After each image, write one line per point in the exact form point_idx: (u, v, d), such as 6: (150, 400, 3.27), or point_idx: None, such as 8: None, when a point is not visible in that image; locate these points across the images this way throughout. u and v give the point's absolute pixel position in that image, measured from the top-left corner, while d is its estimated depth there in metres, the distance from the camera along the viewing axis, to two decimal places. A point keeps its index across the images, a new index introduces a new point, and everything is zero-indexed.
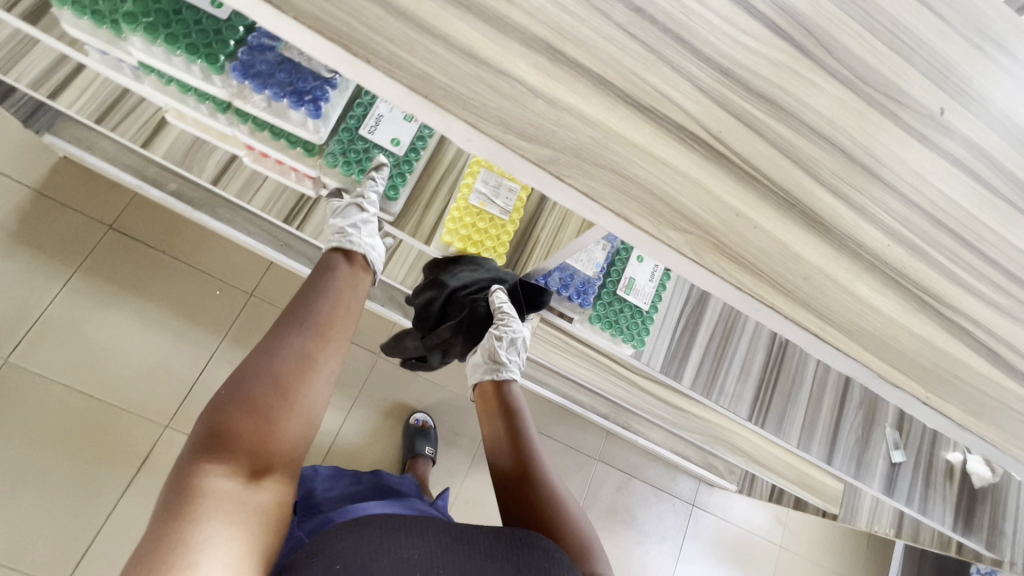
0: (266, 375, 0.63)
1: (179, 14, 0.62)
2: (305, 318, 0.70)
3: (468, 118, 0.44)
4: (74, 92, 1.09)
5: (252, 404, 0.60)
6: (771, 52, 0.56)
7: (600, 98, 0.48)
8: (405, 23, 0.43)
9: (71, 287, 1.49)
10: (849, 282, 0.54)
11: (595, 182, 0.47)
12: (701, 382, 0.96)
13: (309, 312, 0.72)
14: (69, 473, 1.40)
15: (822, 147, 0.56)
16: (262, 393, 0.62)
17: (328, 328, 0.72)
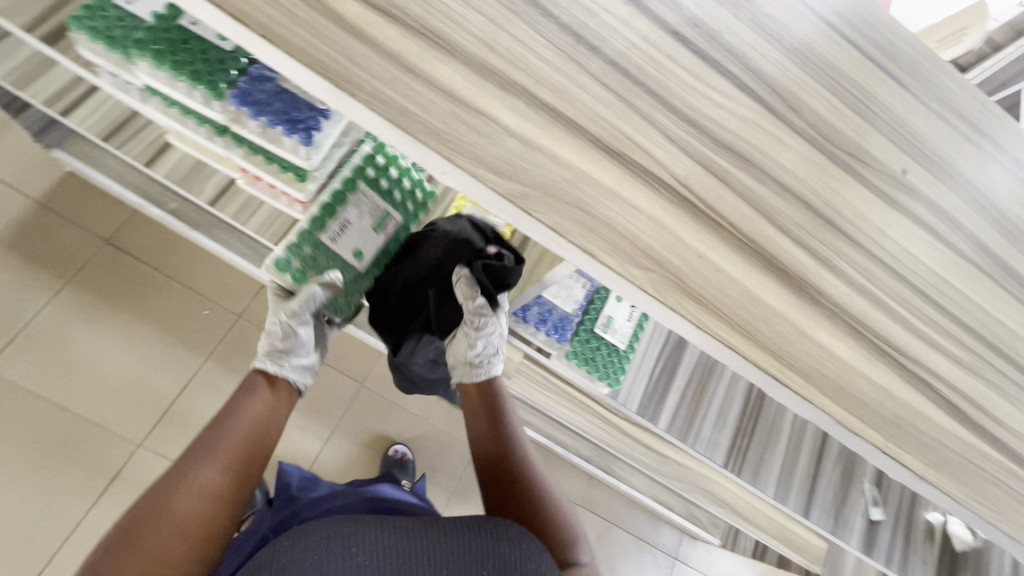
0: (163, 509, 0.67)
1: (186, 44, 0.64)
2: (210, 448, 0.75)
3: (443, 151, 0.47)
4: (86, 111, 1.14)
5: (164, 522, 0.67)
6: (738, 108, 0.60)
7: (571, 140, 0.51)
8: (390, 62, 0.46)
9: (60, 298, 1.49)
10: (810, 328, 0.55)
11: (562, 218, 0.49)
12: (677, 425, 0.97)
13: (216, 441, 0.76)
14: (33, 489, 1.36)
15: (785, 198, 0.59)
16: (176, 508, 0.69)
17: (233, 456, 0.76)
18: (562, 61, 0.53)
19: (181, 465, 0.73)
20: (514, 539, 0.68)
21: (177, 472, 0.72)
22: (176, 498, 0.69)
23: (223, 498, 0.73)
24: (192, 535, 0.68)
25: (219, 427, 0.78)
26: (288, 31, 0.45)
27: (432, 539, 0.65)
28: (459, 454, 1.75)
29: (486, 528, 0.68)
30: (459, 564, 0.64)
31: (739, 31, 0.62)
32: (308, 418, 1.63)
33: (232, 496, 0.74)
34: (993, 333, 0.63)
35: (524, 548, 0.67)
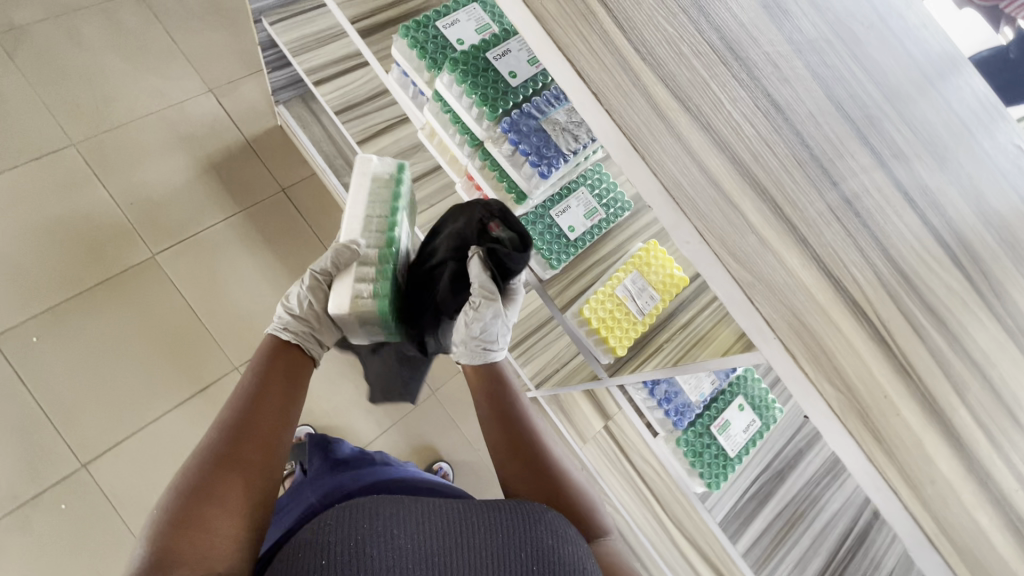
0: (202, 491, 0.66)
1: (485, 72, 0.77)
2: (238, 425, 0.74)
3: (698, 226, 0.56)
4: (332, 87, 1.36)
5: (231, 475, 0.69)
6: (947, 274, 0.63)
7: (800, 253, 0.57)
8: (678, 143, 0.56)
9: (229, 222, 1.70)
10: (972, 506, 0.55)
11: (774, 314, 0.56)
12: (755, 555, 0.96)
13: (242, 417, 0.75)
14: (143, 368, 1.52)
15: (976, 374, 0.59)
16: (238, 463, 0.70)
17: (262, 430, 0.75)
18: (807, 184, 0.59)
19: (225, 426, 0.74)
20: (553, 526, 0.65)
21: (223, 432, 0.73)
22: (237, 452, 0.71)
23: (270, 449, 0.75)
24: (255, 483, 0.71)
25: (248, 390, 0.79)
26: (611, 95, 0.56)
27: (468, 517, 0.63)
28: (493, 495, 1.75)
29: (522, 509, 0.66)
30: (495, 544, 0.62)
31: (962, 209, 0.66)
32: (377, 403, 1.71)
33: (273, 442, 0.76)
34: None
35: (560, 532, 0.65)
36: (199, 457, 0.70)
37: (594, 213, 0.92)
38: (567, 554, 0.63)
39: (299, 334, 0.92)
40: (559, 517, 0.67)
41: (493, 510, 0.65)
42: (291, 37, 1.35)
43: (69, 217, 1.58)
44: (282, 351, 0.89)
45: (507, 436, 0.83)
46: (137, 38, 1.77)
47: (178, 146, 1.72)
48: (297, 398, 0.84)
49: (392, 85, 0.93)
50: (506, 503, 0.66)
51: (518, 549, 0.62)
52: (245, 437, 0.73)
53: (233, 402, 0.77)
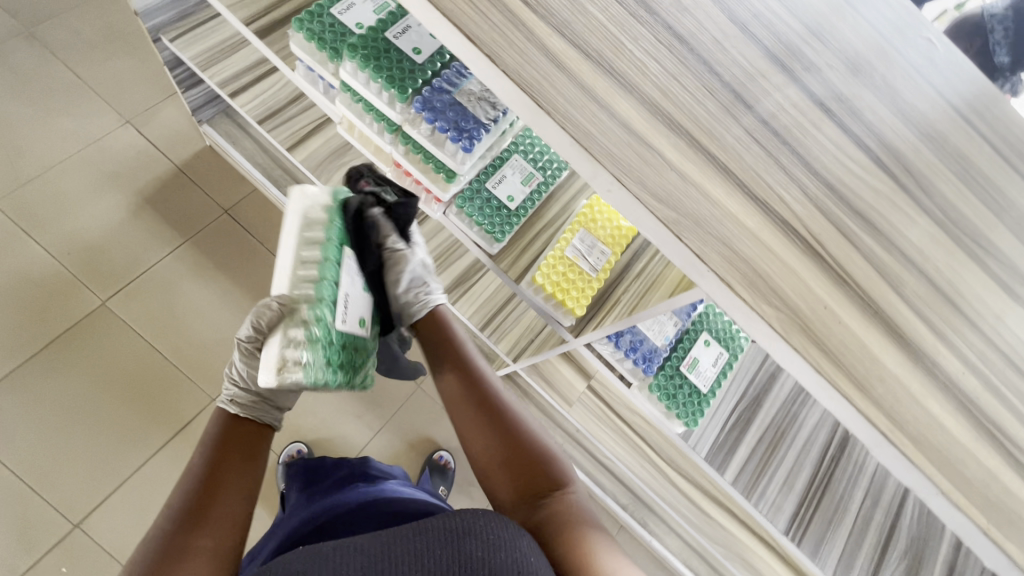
0: None
1: (387, 52, 0.75)
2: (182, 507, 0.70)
3: (616, 174, 0.56)
4: (250, 96, 1.31)
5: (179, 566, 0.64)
6: (872, 178, 0.61)
7: (723, 182, 0.57)
8: (583, 93, 0.55)
9: (175, 254, 1.64)
10: (922, 396, 0.57)
11: (706, 248, 0.56)
12: (745, 480, 0.99)
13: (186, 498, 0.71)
14: (118, 417, 1.48)
15: (914, 271, 0.60)
16: (188, 548, 0.66)
17: (209, 505, 0.71)
18: (722, 113, 0.58)
19: (173, 511, 0.70)
20: (486, 535, 0.60)
21: (171, 519, 0.69)
22: (188, 536, 0.67)
23: (226, 526, 0.71)
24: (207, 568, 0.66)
25: (196, 471, 0.74)
26: (507, 54, 0.55)
27: (393, 548, 0.57)
28: None
29: (449, 525, 0.60)
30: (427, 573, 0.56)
31: (888, 105, 0.64)
32: (365, 407, 1.70)
33: (231, 518, 0.72)
34: None
35: (496, 539, 0.59)
36: (149, 549, 0.67)
37: (531, 178, 0.90)
38: (506, 563, 0.57)
39: (251, 409, 0.86)
40: (495, 521, 0.61)
41: (417, 534, 0.59)
42: (196, 51, 1.28)
43: (6, 279, 1.51)
44: (240, 424, 0.83)
45: (461, 380, 0.86)
46: (38, 79, 1.67)
47: (105, 185, 1.64)
48: (256, 464, 0.79)
49: (299, 82, 0.89)
50: (433, 521, 0.60)
51: (448, 570, 0.56)
52: (197, 519, 0.69)
53: (183, 485, 0.73)
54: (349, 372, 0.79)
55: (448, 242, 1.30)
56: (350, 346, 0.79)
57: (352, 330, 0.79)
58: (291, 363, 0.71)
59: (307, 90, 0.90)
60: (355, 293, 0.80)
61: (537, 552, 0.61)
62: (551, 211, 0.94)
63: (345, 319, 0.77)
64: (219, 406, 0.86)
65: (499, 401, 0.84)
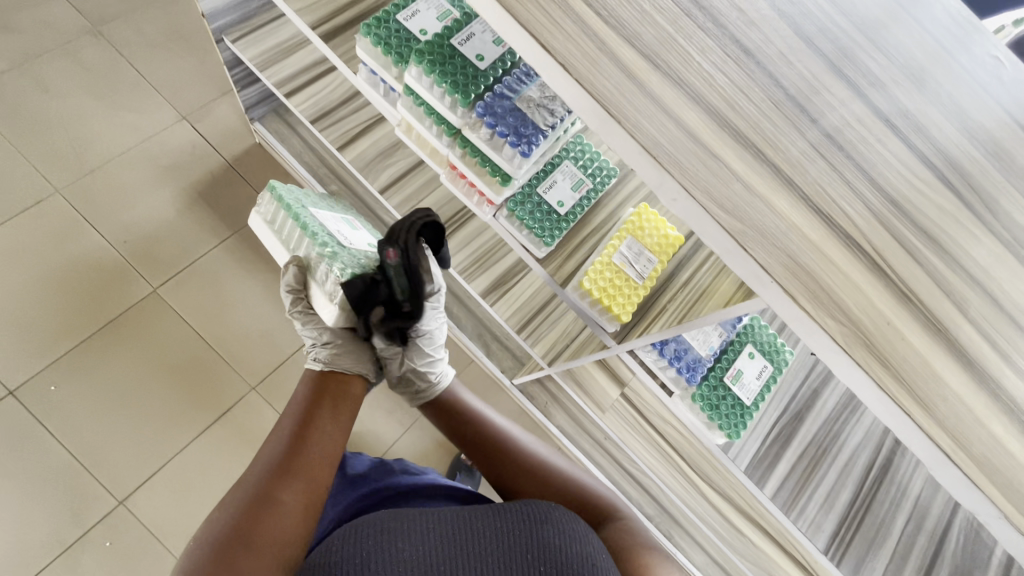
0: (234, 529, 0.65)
1: (452, 58, 0.77)
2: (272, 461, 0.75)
3: (682, 183, 0.57)
4: (304, 96, 1.36)
5: (270, 515, 0.68)
6: (937, 196, 0.61)
7: (787, 195, 0.57)
8: (653, 103, 0.56)
9: (223, 246, 1.70)
10: (986, 418, 0.56)
11: (769, 259, 0.56)
12: (784, 496, 0.98)
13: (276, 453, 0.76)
14: (164, 400, 1.54)
15: (980, 291, 0.59)
16: (273, 498, 0.70)
17: (293, 462, 0.75)
18: (787, 125, 0.59)
19: (266, 467, 0.74)
20: (559, 524, 0.66)
21: (264, 473, 0.73)
22: (274, 488, 0.71)
23: (308, 485, 0.74)
24: (295, 522, 0.69)
25: (285, 431, 0.80)
26: (579, 63, 0.56)
27: (475, 523, 0.65)
28: None
29: (526, 511, 0.67)
30: (504, 551, 0.63)
31: (956, 122, 0.63)
32: (397, 403, 1.73)
33: (313, 479, 0.75)
34: None
35: (568, 530, 0.65)
36: (241, 495, 0.71)
37: (581, 184, 0.92)
38: (576, 552, 0.63)
39: (339, 362, 0.94)
40: (566, 515, 0.67)
41: (497, 515, 0.66)
42: (256, 52, 1.33)
43: (67, 264, 1.59)
44: (323, 388, 0.89)
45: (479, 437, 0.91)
46: (104, 76, 1.76)
47: (161, 178, 1.72)
48: (339, 436, 0.83)
49: (360, 85, 0.92)
50: (511, 506, 0.68)
51: (523, 549, 0.63)
52: (284, 473, 0.74)
53: (274, 443, 0.79)
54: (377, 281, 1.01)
55: (489, 245, 1.32)
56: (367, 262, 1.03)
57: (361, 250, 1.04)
58: (330, 287, 0.95)
59: (368, 93, 0.93)
60: (348, 231, 1.07)
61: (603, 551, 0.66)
62: (599, 218, 0.95)
63: (348, 240, 1.04)
64: (311, 366, 0.94)
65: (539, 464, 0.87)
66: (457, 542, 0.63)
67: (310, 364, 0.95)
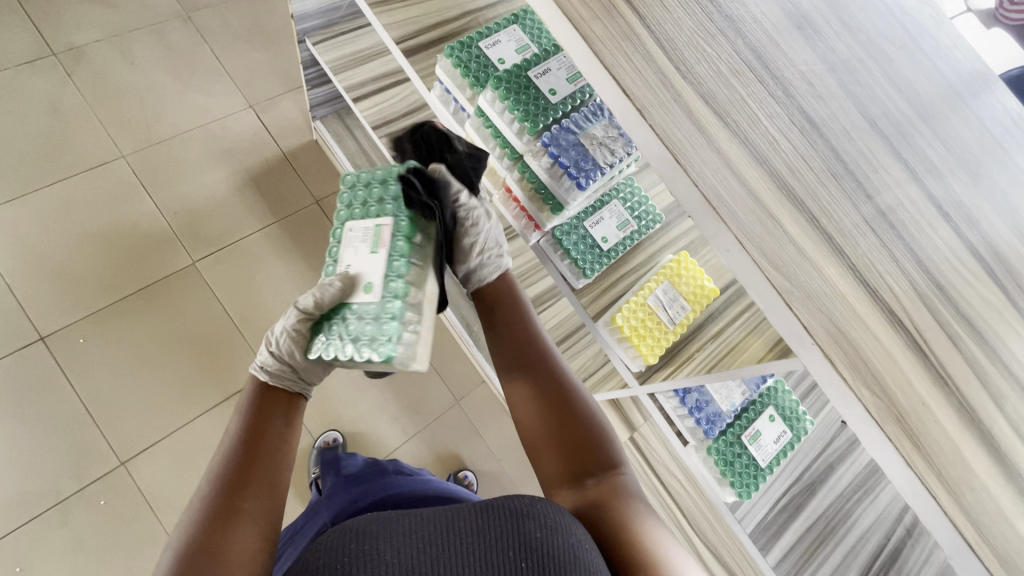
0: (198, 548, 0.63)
1: (526, 88, 0.82)
2: (223, 471, 0.72)
3: (737, 235, 0.59)
4: (370, 104, 1.42)
5: (234, 529, 0.66)
6: (983, 287, 0.62)
7: (836, 263, 0.59)
8: (717, 156, 0.59)
9: (263, 232, 1.76)
10: (1014, 514, 0.55)
11: (812, 320, 0.58)
12: (786, 567, 0.96)
13: (226, 462, 0.73)
14: (183, 371, 1.57)
15: (1016, 386, 0.59)
16: (231, 511, 0.68)
17: (246, 470, 0.72)
18: (844, 197, 0.61)
19: (216, 478, 0.71)
20: (548, 519, 0.62)
21: (215, 485, 0.70)
22: (232, 500, 0.69)
23: (268, 492, 0.72)
24: (261, 531, 0.69)
25: (235, 436, 0.76)
26: (655, 110, 0.60)
27: (457, 522, 0.61)
28: None
29: (510, 506, 0.63)
30: (489, 549, 0.59)
31: (1006, 218, 0.65)
32: (403, 412, 1.73)
33: (268, 483, 0.73)
34: None
35: (552, 525, 0.61)
36: (194, 512, 0.68)
37: (626, 225, 0.95)
38: (562, 547, 0.59)
39: (284, 381, 0.86)
40: (554, 509, 0.63)
41: (479, 511, 0.62)
42: (332, 57, 1.41)
43: (118, 226, 1.66)
44: (273, 395, 0.84)
45: (523, 346, 0.86)
46: (186, 59, 1.87)
47: (220, 159, 1.80)
48: (294, 434, 0.81)
49: (433, 100, 0.98)
50: (495, 501, 0.64)
51: (507, 546, 0.59)
52: (238, 483, 0.71)
53: (224, 448, 0.75)
54: (371, 341, 0.75)
55: (523, 269, 1.34)
56: (363, 315, 0.77)
57: (356, 300, 0.79)
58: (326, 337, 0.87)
59: (438, 108, 0.98)
60: (361, 259, 0.81)
61: (592, 543, 0.63)
62: (637, 260, 0.98)
63: (348, 267, 0.81)
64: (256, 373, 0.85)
65: (560, 375, 0.83)
66: (439, 542, 0.59)
67: (256, 370, 0.86)
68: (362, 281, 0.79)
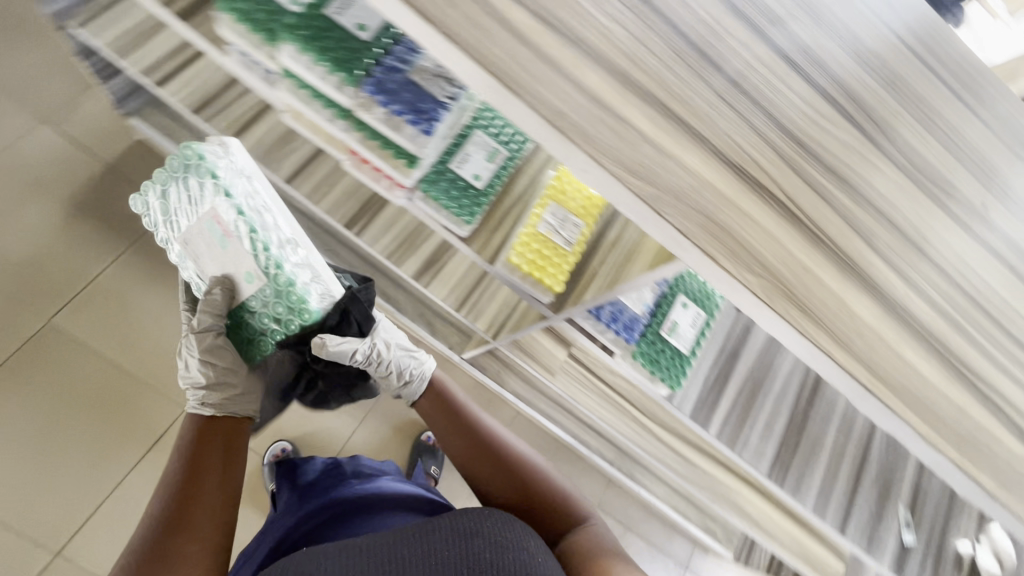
0: None
1: (328, 32, 0.69)
2: (161, 511, 0.76)
3: (591, 152, 0.53)
4: (177, 84, 1.19)
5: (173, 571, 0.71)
6: (841, 132, 0.61)
7: (698, 152, 0.55)
8: (549, 67, 0.51)
9: (119, 263, 1.53)
10: (896, 344, 0.59)
11: (685, 222, 0.55)
12: (727, 432, 1.02)
13: (165, 501, 0.77)
14: (87, 440, 1.41)
15: (881, 222, 0.61)
16: (171, 554, 0.72)
17: (184, 509, 0.76)
18: (692, 76, 0.56)
19: (156, 518, 0.75)
20: (491, 535, 0.71)
21: (154, 527, 0.74)
22: (169, 544, 0.73)
23: (211, 527, 0.77)
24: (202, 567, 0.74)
25: (176, 474, 0.80)
26: (462, 29, 0.50)
27: (400, 544, 0.70)
28: None
29: (458, 525, 0.72)
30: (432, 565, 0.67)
31: (851, 53, 0.63)
32: None
33: (214, 519, 0.78)
34: None
35: (499, 540, 0.71)
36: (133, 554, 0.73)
37: (495, 154, 0.86)
38: (506, 560, 0.69)
39: (225, 406, 0.91)
40: (502, 523, 0.73)
41: (426, 533, 0.71)
42: (109, 38, 1.15)
43: None
44: (214, 422, 0.89)
45: (477, 437, 0.93)
46: None
47: (27, 194, 1.50)
48: (237, 466, 0.85)
49: (229, 67, 0.81)
50: (442, 522, 0.72)
51: (454, 561, 0.68)
52: (177, 525, 0.75)
53: (167, 485, 0.79)
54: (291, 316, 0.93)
55: (414, 224, 1.26)
56: (268, 300, 0.93)
57: (249, 291, 0.92)
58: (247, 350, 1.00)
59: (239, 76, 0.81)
60: (230, 257, 0.91)
61: (544, 549, 0.73)
62: (516, 190, 0.93)
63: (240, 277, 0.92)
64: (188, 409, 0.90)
65: (515, 455, 0.92)
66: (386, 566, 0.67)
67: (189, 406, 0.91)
68: (246, 274, 0.91)
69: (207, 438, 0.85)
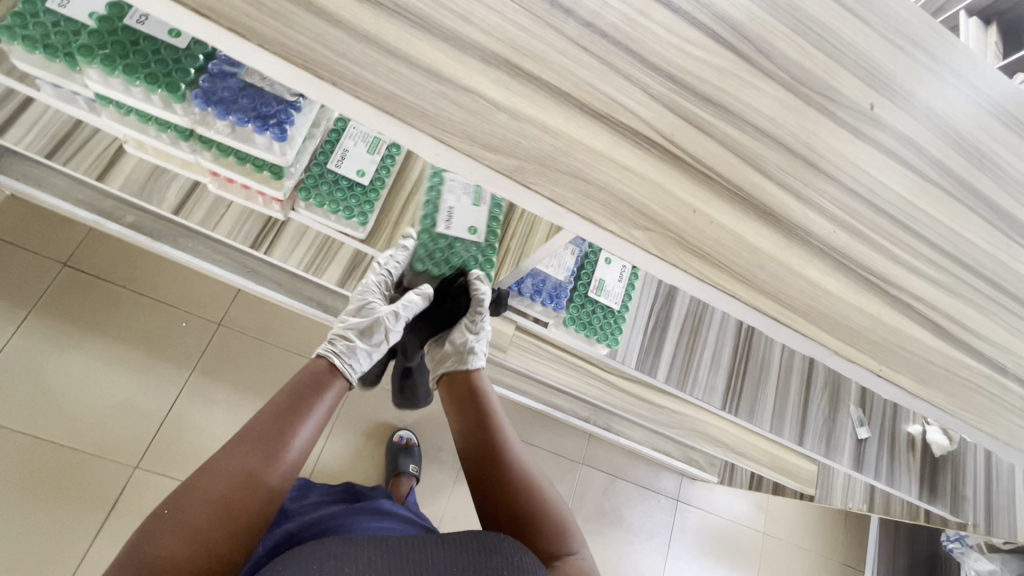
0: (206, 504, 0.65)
1: (136, 45, 0.67)
2: (252, 433, 0.73)
3: (436, 134, 0.46)
4: (20, 129, 1.06)
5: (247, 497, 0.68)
6: (713, 57, 0.58)
7: (560, 109, 0.51)
8: (368, 45, 0.45)
9: (25, 331, 1.42)
10: (801, 267, 0.58)
11: (560, 189, 0.50)
12: (675, 376, 1.01)
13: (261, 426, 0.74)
14: (34, 522, 1.32)
15: (769, 144, 0.58)
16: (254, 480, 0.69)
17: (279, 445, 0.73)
18: (539, 26, 0.51)
19: (251, 437, 0.72)
20: (509, 555, 0.62)
21: (248, 448, 0.71)
22: (253, 472, 0.69)
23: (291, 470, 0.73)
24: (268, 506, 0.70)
25: (278, 410, 0.76)
26: (251, 19, 0.42)
27: (425, 549, 0.60)
28: None
29: (478, 539, 0.63)
30: None
31: None
32: None
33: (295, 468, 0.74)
34: (958, 249, 0.66)
35: (520, 562, 0.62)
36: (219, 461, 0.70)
37: (376, 145, 0.88)
38: None
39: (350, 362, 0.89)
40: (516, 545, 0.64)
41: (446, 543, 0.62)
42: None
43: None
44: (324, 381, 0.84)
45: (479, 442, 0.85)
46: None
47: None
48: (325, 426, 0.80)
49: (49, 103, 0.79)
50: (463, 534, 0.63)
51: None
52: (266, 456, 0.71)
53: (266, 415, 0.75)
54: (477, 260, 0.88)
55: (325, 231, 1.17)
56: (479, 254, 0.88)
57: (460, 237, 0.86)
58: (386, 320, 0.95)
59: (63, 112, 0.80)
60: (462, 210, 0.86)
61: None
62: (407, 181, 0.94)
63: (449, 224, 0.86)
64: (348, 378, 0.88)
65: (515, 462, 0.83)
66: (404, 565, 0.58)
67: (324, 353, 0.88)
68: (468, 225, 0.86)
69: (311, 405, 0.79)
